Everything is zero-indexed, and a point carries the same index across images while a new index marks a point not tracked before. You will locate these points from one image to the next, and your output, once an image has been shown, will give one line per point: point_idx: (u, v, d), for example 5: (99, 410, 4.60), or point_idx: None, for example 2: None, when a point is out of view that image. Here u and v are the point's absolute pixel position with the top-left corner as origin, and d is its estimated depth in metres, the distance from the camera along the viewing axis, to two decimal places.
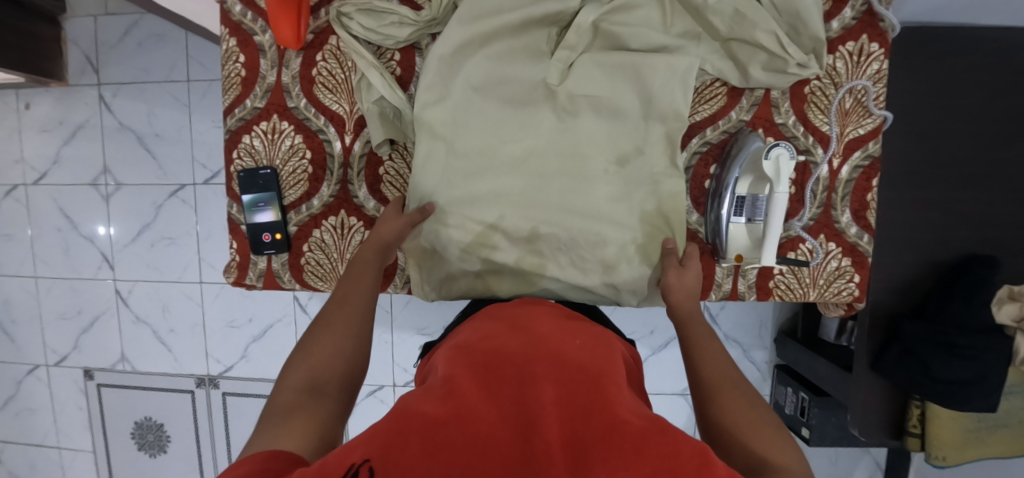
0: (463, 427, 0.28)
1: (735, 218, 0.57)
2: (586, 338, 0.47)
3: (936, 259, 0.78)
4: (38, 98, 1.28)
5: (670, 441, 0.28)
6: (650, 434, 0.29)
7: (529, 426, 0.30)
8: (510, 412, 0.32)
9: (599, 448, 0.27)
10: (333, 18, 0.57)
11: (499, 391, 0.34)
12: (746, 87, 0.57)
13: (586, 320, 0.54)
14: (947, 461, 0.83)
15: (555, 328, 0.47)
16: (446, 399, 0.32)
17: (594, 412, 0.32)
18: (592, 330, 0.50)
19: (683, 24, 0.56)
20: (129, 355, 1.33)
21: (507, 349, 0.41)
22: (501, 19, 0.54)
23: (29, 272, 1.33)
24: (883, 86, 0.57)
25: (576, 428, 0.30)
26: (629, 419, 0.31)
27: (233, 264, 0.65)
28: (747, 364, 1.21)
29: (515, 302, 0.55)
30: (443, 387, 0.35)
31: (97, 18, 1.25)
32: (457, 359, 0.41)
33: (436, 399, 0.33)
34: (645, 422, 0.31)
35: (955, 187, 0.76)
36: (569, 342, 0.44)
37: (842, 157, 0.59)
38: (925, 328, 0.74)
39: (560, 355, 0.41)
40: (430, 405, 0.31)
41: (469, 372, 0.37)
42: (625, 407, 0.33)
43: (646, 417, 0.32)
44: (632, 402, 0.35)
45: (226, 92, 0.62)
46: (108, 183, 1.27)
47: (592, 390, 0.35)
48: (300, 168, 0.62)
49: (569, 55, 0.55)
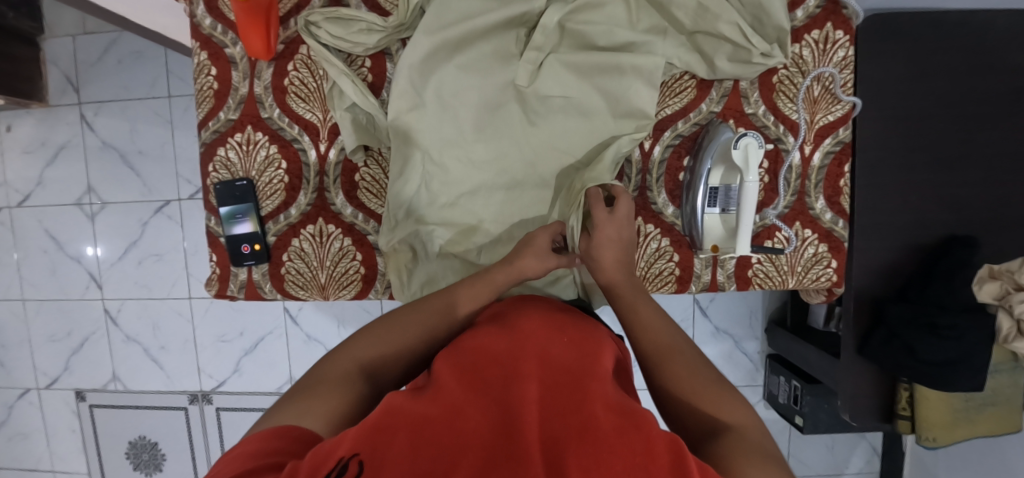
0: (443, 430, 0.28)
1: (709, 208, 0.58)
2: (574, 333, 0.46)
3: (917, 242, 0.79)
4: (19, 120, 1.28)
5: (644, 439, 0.28)
6: (626, 431, 0.29)
7: (509, 425, 0.29)
8: (492, 413, 0.32)
9: (574, 443, 0.27)
10: (301, 28, 0.57)
11: (482, 395, 0.34)
12: (715, 79, 0.58)
13: (579, 315, 0.54)
14: (937, 442, 0.84)
15: (543, 324, 0.46)
16: (429, 405, 0.32)
17: (573, 411, 0.31)
18: (582, 326, 0.50)
19: (649, 19, 0.56)
20: (120, 375, 1.32)
21: (492, 350, 0.41)
22: (469, 23, 0.54)
23: (17, 295, 1.32)
24: (850, 72, 0.58)
25: (554, 425, 0.30)
26: (609, 418, 0.30)
27: (214, 276, 0.65)
28: (740, 356, 1.22)
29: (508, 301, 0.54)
30: (427, 392, 0.35)
31: (75, 38, 1.25)
32: (443, 362, 0.41)
33: (418, 403, 0.32)
34: (622, 418, 0.31)
35: (931, 170, 0.77)
36: (555, 339, 0.44)
37: (813, 144, 0.60)
38: (908, 309, 0.75)
39: (545, 354, 0.41)
40: (412, 409, 0.31)
41: (453, 377, 0.37)
42: (606, 404, 0.33)
43: (626, 414, 0.32)
44: (615, 398, 0.35)
45: (199, 105, 0.62)
46: (93, 202, 1.27)
47: (574, 390, 0.35)
48: (276, 178, 0.62)
49: (537, 55, 0.56)
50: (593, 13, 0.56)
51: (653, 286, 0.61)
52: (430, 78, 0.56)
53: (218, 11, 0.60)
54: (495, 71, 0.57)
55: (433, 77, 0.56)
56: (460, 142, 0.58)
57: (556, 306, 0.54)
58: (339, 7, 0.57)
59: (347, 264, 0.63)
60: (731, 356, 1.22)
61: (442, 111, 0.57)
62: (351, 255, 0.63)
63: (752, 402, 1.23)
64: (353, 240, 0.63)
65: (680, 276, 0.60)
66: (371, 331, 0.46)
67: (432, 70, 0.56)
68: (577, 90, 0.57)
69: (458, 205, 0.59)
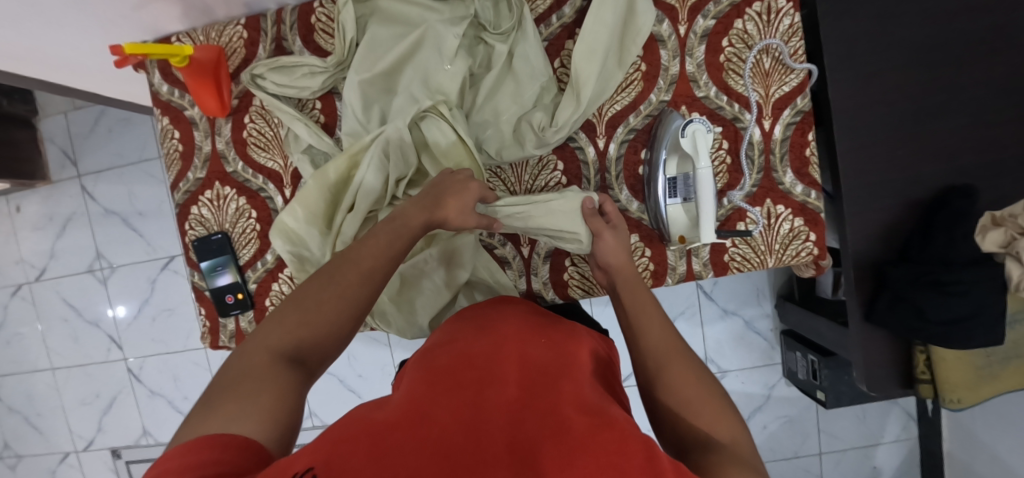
0: (409, 433, 0.28)
1: (671, 199, 0.57)
2: (551, 335, 0.46)
3: (910, 198, 0.75)
4: (26, 199, 1.35)
5: (617, 439, 0.27)
6: (597, 433, 0.27)
7: (478, 431, 0.29)
8: (465, 413, 0.31)
9: (545, 445, 0.26)
10: (248, 82, 0.59)
11: (455, 395, 0.34)
12: (624, 71, 0.57)
13: (563, 320, 0.53)
14: (963, 404, 0.81)
15: (520, 327, 0.46)
16: (397, 411, 0.32)
17: (548, 414, 0.31)
18: (560, 328, 0.49)
19: (560, 19, 0.58)
20: (150, 429, 1.36)
21: (471, 353, 0.41)
22: (391, 55, 0.57)
23: (47, 365, 1.39)
24: (799, 39, 0.56)
25: (527, 427, 0.29)
26: (581, 418, 0.30)
27: (205, 329, 0.67)
28: (753, 336, 1.18)
29: (490, 302, 0.55)
30: (400, 399, 0.35)
31: (68, 114, 1.31)
32: (422, 366, 0.41)
33: (387, 411, 0.32)
34: (597, 420, 0.29)
35: (914, 121, 0.73)
36: (533, 341, 0.43)
37: (772, 118, 0.58)
38: (910, 270, 0.71)
39: (523, 357, 0.40)
40: (377, 418, 0.31)
41: (427, 381, 0.37)
42: (581, 407, 0.32)
43: (599, 416, 0.30)
44: (591, 399, 0.34)
45: (169, 168, 0.65)
46: (103, 267, 1.32)
47: (548, 392, 0.34)
48: (249, 227, 0.64)
49: (470, 92, 0.60)
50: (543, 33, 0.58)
51: None
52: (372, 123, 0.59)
53: (172, 76, 0.63)
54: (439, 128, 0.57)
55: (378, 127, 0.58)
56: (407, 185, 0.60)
57: (536, 310, 0.54)
58: (281, 57, 0.59)
59: None
60: (744, 337, 1.18)
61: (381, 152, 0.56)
62: None
63: (773, 381, 1.19)
64: None
65: (653, 272, 0.60)
66: (286, 314, 0.41)
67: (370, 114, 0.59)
68: (516, 107, 0.58)
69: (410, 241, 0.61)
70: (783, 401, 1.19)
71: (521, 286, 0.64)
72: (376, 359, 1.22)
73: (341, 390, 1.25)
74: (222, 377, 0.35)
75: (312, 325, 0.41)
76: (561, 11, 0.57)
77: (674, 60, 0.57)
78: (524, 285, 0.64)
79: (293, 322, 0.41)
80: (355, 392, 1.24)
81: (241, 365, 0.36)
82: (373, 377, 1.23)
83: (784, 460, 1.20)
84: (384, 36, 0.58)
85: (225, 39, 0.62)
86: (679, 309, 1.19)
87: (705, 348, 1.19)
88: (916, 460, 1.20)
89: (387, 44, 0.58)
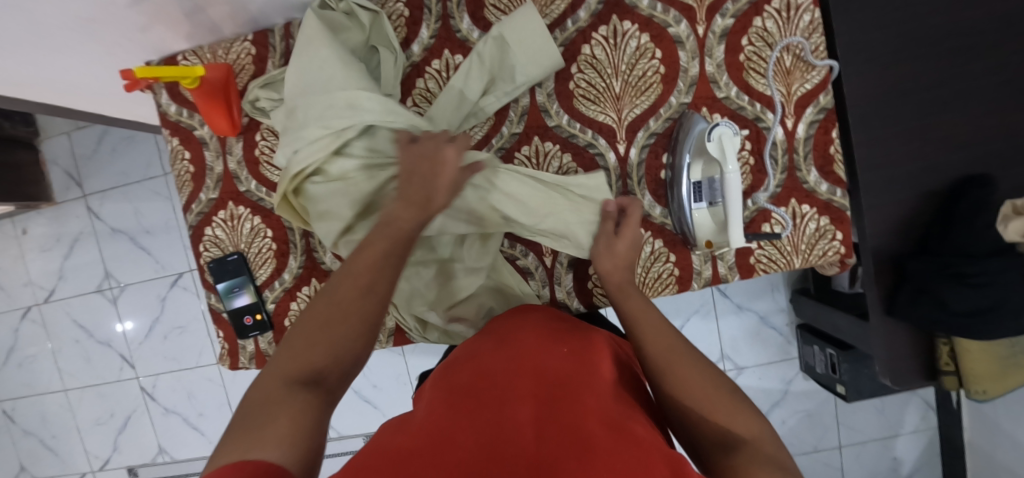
0: (433, 461, 0.27)
1: (696, 204, 0.56)
2: (571, 342, 0.45)
3: (928, 189, 0.73)
4: (32, 221, 1.34)
5: (639, 460, 0.26)
6: (620, 453, 0.27)
7: (499, 454, 0.28)
8: (486, 433, 0.30)
9: (568, 464, 0.26)
10: (251, 111, 0.59)
11: (476, 413, 0.33)
12: (635, 72, 0.57)
13: (586, 325, 0.52)
14: (988, 395, 0.80)
15: (540, 338, 0.45)
16: (419, 436, 0.31)
17: (571, 430, 0.30)
18: (581, 333, 0.48)
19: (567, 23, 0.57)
20: (166, 446, 1.36)
21: (490, 369, 0.40)
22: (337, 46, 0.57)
23: (59, 387, 1.38)
24: (820, 35, 0.55)
25: (548, 449, 0.28)
26: (602, 436, 0.29)
27: (225, 351, 0.66)
28: (769, 331, 1.18)
29: (511, 312, 0.54)
30: (422, 420, 0.34)
31: (70, 134, 1.30)
32: (442, 386, 0.40)
33: (412, 432, 0.32)
34: (615, 436, 0.29)
35: (933, 110, 0.72)
36: (552, 351, 0.42)
37: (795, 116, 0.57)
38: (931, 262, 0.70)
39: (541, 368, 0.39)
40: (402, 442, 0.31)
41: (447, 404, 0.36)
42: (599, 419, 0.32)
43: (618, 431, 0.30)
44: (611, 410, 0.34)
45: (181, 190, 0.65)
46: (111, 286, 1.31)
47: (567, 408, 0.33)
48: (265, 246, 0.63)
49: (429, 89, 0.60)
50: (483, 55, 0.56)
51: (654, 290, 0.60)
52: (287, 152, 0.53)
53: (181, 97, 0.62)
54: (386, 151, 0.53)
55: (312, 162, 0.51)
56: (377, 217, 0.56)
57: (560, 316, 0.53)
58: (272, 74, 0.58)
59: None
60: (760, 333, 1.18)
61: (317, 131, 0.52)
62: None
63: (791, 376, 1.18)
64: None
65: (678, 276, 0.59)
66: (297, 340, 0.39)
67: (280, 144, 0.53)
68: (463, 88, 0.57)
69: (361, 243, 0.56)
70: (802, 395, 1.18)
71: (544, 296, 0.62)
72: (390, 369, 1.22)
73: (357, 401, 1.24)
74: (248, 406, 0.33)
75: (333, 332, 0.39)
76: (576, 15, 0.56)
77: (693, 61, 0.56)
78: (548, 294, 0.62)
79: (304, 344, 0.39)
80: (371, 403, 1.24)
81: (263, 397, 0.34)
82: (388, 387, 1.22)
83: (804, 455, 1.20)
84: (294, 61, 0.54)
85: (232, 56, 0.61)
86: (694, 307, 1.18)
87: (721, 346, 1.18)
88: (936, 449, 1.19)
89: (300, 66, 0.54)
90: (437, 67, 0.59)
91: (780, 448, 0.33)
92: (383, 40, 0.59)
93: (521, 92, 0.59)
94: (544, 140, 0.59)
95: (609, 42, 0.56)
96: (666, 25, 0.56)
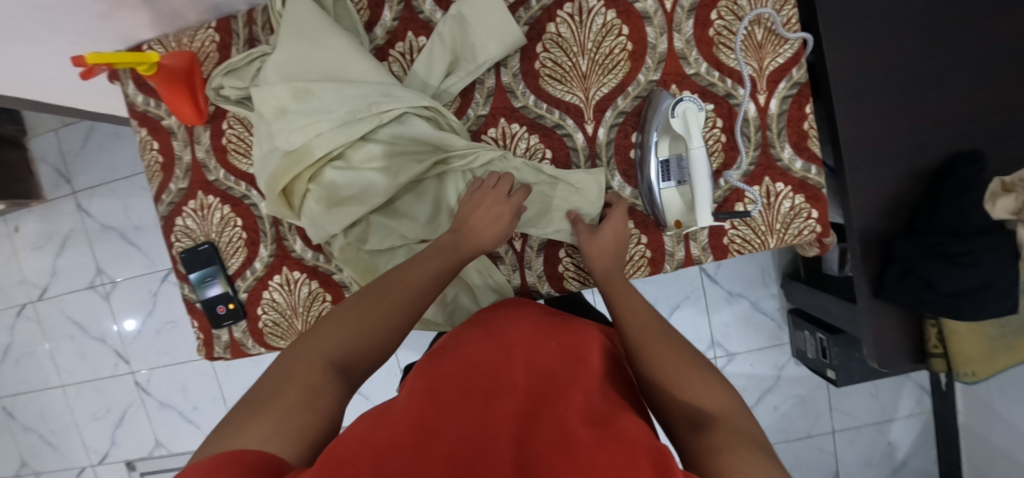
0: (413, 459, 0.24)
1: (665, 182, 0.55)
2: (566, 335, 0.42)
3: (916, 166, 0.70)
4: (24, 220, 1.35)
5: (626, 455, 0.24)
6: (607, 449, 0.24)
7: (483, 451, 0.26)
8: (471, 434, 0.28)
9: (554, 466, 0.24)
10: (214, 98, 0.58)
11: (461, 411, 0.31)
12: (602, 49, 0.55)
13: (574, 319, 0.48)
14: (978, 376, 0.79)
15: (530, 331, 0.42)
16: (399, 428, 0.28)
17: (556, 430, 0.28)
18: (572, 325, 0.45)
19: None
20: (163, 440, 1.37)
21: (478, 360, 0.37)
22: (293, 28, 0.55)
23: (57, 383, 1.40)
24: (792, 7, 0.53)
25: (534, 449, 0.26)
26: (589, 435, 0.26)
27: (199, 341, 0.66)
28: (760, 316, 1.17)
29: (502, 305, 0.51)
30: (401, 409, 0.31)
31: (58, 132, 1.31)
32: (426, 373, 0.37)
33: (389, 425, 0.29)
34: (601, 434, 0.26)
35: (924, 84, 0.68)
36: (543, 345, 0.40)
37: (767, 92, 0.55)
38: (918, 242, 0.66)
39: (532, 363, 0.37)
40: (379, 435, 0.27)
41: (431, 393, 0.33)
42: (585, 418, 0.29)
43: (604, 429, 0.27)
44: (598, 408, 0.32)
45: (152, 180, 0.64)
46: (104, 282, 1.32)
47: (556, 408, 0.31)
48: (235, 236, 0.63)
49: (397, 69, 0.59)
50: (444, 36, 0.56)
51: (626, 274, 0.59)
52: (307, 133, 0.52)
53: (147, 87, 0.62)
54: (412, 140, 0.56)
55: (336, 147, 0.53)
56: (390, 204, 0.59)
57: (547, 311, 0.49)
58: (231, 59, 0.57)
59: (319, 307, 0.62)
60: (751, 318, 1.16)
61: (297, 118, 0.53)
62: (320, 297, 0.62)
63: (783, 361, 1.17)
64: (321, 282, 0.62)
65: (650, 258, 0.58)
66: (327, 331, 0.42)
67: (298, 125, 0.53)
68: (432, 69, 0.57)
69: (326, 226, 0.55)
70: (794, 380, 1.17)
71: (514, 281, 0.62)
72: None
73: None
74: (273, 379, 0.37)
75: (367, 334, 0.43)
76: None
77: (661, 37, 0.55)
78: (518, 279, 0.61)
79: (333, 330, 0.42)
80: (362, 394, 1.24)
81: (294, 369, 0.38)
82: (379, 377, 1.23)
83: (796, 440, 1.19)
84: (295, 40, 0.54)
85: (196, 44, 0.60)
86: (684, 293, 1.16)
87: (712, 332, 1.17)
88: (930, 433, 1.18)
89: (307, 47, 0.54)
90: (401, 50, 0.59)
91: (749, 423, 0.33)
92: (347, 22, 0.59)
93: (485, 74, 0.58)
94: (511, 122, 0.58)
95: (575, 20, 0.55)
96: (633, 0, 0.54)
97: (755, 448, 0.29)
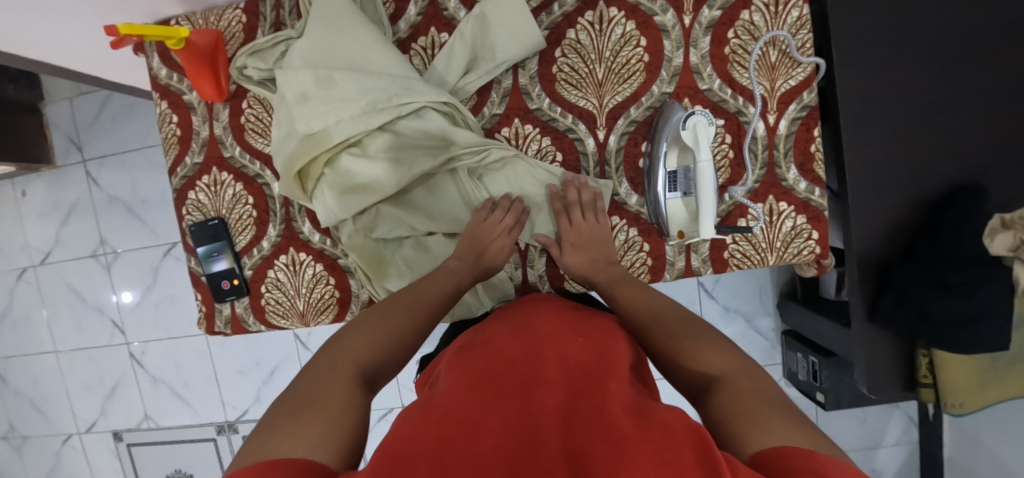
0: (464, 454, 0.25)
1: (671, 193, 0.56)
2: (592, 334, 0.42)
3: (919, 196, 0.71)
4: (32, 184, 1.36)
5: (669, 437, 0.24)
6: (650, 434, 0.25)
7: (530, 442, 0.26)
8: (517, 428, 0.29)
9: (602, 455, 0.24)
10: (236, 77, 0.59)
11: (502, 405, 0.31)
12: (619, 59, 0.57)
13: (596, 313, 0.49)
14: (965, 408, 0.80)
15: (558, 327, 0.42)
16: (444, 421, 0.29)
17: (596, 419, 0.28)
18: (596, 322, 0.45)
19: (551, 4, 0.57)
20: (152, 414, 1.38)
21: (510, 354, 0.38)
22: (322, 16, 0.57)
23: (51, 349, 1.41)
24: (808, 31, 0.54)
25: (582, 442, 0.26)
26: (630, 421, 0.27)
27: (201, 314, 0.67)
28: (754, 335, 1.18)
29: (521, 302, 0.52)
30: (442, 400, 0.32)
31: (73, 101, 1.32)
32: (460, 363, 0.38)
33: (434, 418, 0.29)
34: (643, 420, 0.27)
35: (932, 116, 0.69)
36: (571, 340, 0.40)
37: (777, 113, 0.57)
38: (916, 270, 0.67)
39: (564, 358, 0.37)
40: (427, 429, 0.28)
41: (470, 383, 0.34)
42: (624, 405, 0.29)
43: (644, 415, 0.28)
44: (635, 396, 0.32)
45: (168, 152, 0.66)
46: (106, 252, 1.33)
47: (593, 397, 0.31)
48: (245, 213, 0.64)
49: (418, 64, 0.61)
50: (465, 34, 0.57)
51: None
52: (327, 119, 0.53)
53: (171, 61, 0.63)
54: (426, 135, 0.57)
55: (354, 134, 0.55)
56: (401, 194, 0.60)
57: (572, 305, 0.50)
58: (256, 41, 0.58)
59: (322, 289, 0.63)
60: (744, 336, 1.18)
61: (319, 104, 0.54)
62: (324, 280, 0.63)
63: None
64: (326, 265, 0.63)
65: (650, 266, 0.59)
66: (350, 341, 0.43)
67: (317, 111, 0.54)
68: (451, 66, 0.58)
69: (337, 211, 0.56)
70: None
71: (516, 278, 0.63)
72: None
73: None
74: (309, 383, 0.37)
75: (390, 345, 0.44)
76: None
77: (678, 51, 0.56)
78: (520, 276, 0.62)
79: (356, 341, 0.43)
80: None
81: (326, 376, 0.37)
82: None
83: None
84: (320, 28, 0.55)
85: (223, 23, 0.62)
86: None
87: None
88: (915, 463, 1.19)
89: (333, 36, 0.55)
90: (423, 44, 0.60)
91: (756, 380, 0.34)
92: (372, 14, 0.60)
93: (503, 74, 0.59)
94: (524, 123, 0.59)
95: (595, 28, 0.56)
96: (653, 13, 0.55)
97: (770, 406, 0.30)
